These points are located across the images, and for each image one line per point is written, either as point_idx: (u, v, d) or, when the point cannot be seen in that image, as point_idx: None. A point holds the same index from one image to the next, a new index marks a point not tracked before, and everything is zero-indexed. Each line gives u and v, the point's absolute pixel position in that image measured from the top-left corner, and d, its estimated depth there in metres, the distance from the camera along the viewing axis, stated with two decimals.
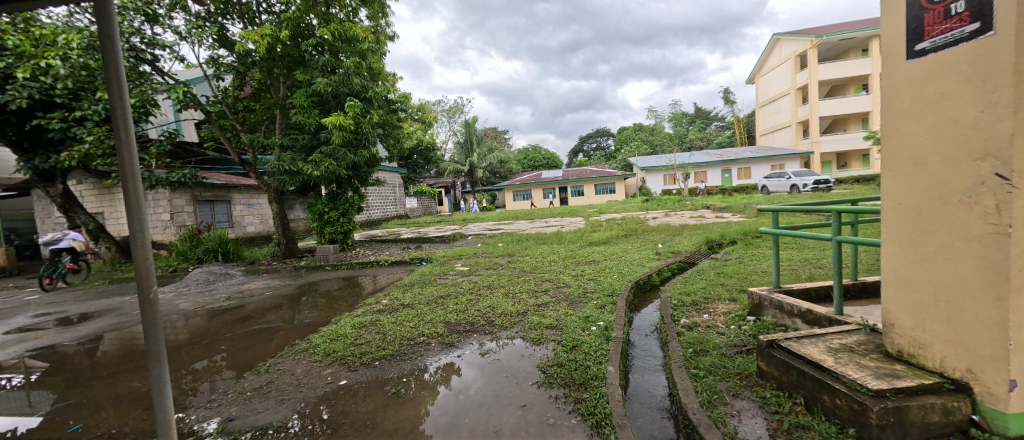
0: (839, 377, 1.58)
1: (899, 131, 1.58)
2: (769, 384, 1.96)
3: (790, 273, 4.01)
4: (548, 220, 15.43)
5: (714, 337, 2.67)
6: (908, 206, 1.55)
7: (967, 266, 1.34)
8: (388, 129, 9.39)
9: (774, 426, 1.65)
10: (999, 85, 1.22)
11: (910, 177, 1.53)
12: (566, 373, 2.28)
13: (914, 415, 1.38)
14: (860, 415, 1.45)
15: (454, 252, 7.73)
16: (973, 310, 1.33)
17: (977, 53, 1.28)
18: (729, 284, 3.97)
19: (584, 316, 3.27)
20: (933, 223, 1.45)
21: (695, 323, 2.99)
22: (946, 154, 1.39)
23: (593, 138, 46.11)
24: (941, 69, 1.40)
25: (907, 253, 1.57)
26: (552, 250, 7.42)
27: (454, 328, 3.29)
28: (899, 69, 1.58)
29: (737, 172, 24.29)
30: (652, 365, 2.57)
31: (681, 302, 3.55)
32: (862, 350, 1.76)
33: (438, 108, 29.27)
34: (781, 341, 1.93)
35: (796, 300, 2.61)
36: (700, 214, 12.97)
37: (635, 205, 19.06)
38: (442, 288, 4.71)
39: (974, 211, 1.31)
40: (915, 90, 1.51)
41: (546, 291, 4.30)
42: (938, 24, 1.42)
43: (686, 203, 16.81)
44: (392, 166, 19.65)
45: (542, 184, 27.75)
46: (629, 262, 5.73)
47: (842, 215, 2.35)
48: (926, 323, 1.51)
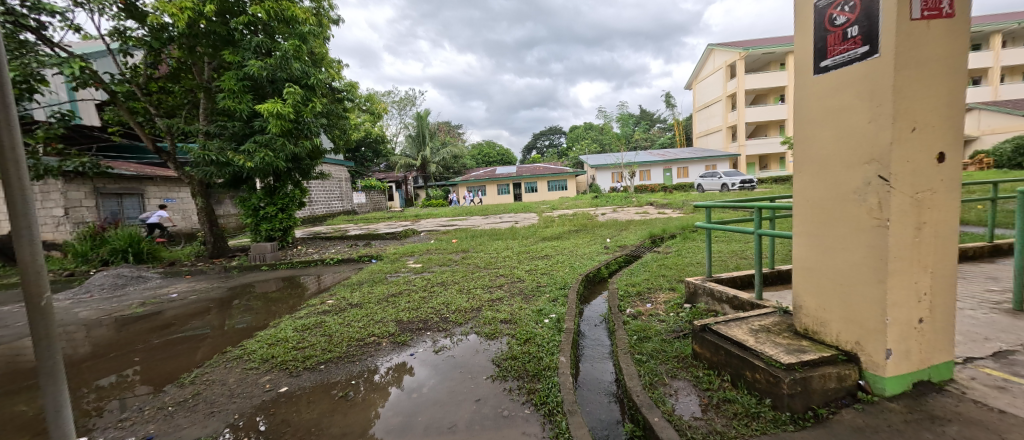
0: (759, 354, 1.77)
1: (809, 137, 1.80)
2: (702, 365, 2.15)
3: (721, 264, 4.43)
4: (502, 216, 15.49)
5: (656, 324, 2.87)
6: (815, 202, 1.78)
7: (858, 254, 1.57)
8: (332, 119, 8.89)
9: (706, 402, 1.82)
10: (881, 99, 1.45)
11: (817, 177, 1.76)
12: (520, 365, 2.33)
13: (817, 384, 1.60)
14: (774, 387, 1.64)
15: (407, 249, 7.54)
16: (861, 291, 1.57)
17: (865, 71, 1.50)
18: (669, 275, 4.29)
19: (537, 309, 3.36)
20: (834, 218, 1.68)
21: (639, 312, 3.21)
22: (844, 158, 1.62)
23: (546, 135, 46.96)
24: (840, 83, 1.62)
25: (813, 244, 1.80)
26: (506, 246, 7.48)
27: (406, 326, 3.21)
28: (807, 82, 1.80)
29: (677, 172, 26.10)
30: (601, 353, 2.72)
31: (627, 293, 3.78)
32: (777, 329, 1.99)
33: (387, 99, 28.06)
34: (712, 325, 2.12)
35: (724, 288, 2.90)
36: (644, 210, 13.80)
37: (586, 202, 19.73)
38: (393, 286, 4.56)
39: (862, 208, 1.55)
40: (821, 100, 1.72)
41: (501, 286, 4.33)
42: (838, 44, 1.62)
43: (632, 200, 17.74)
44: (338, 159, 18.53)
45: (496, 180, 27.85)
46: (580, 256, 5.96)
47: (762, 211, 2.62)
48: (826, 304, 1.75)
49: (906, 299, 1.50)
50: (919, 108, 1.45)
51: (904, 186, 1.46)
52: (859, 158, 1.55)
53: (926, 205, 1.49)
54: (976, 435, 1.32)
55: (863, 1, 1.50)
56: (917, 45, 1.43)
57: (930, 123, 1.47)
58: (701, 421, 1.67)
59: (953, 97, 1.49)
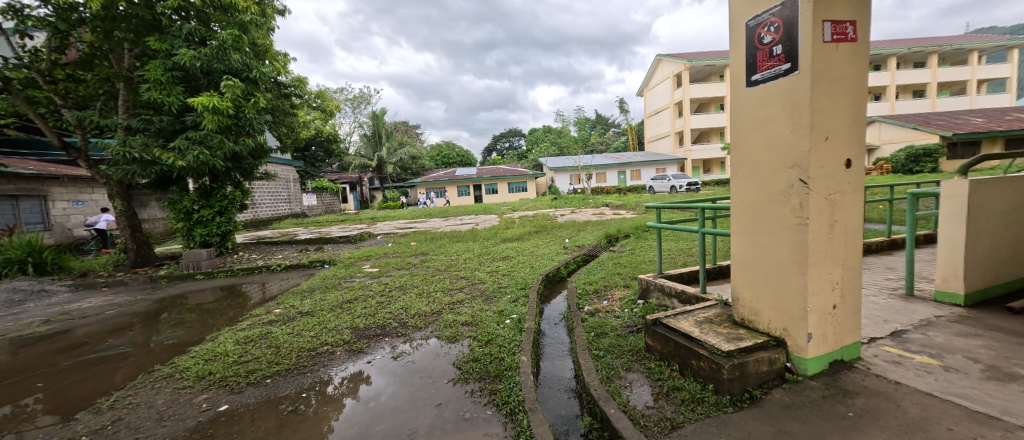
0: (703, 344, 1.91)
1: (743, 143, 1.99)
2: (653, 357, 2.27)
3: (671, 261, 4.72)
4: (463, 218, 15.34)
5: (612, 320, 3.01)
6: (748, 203, 1.97)
7: (784, 250, 1.77)
8: (278, 116, 8.34)
9: (656, 391, 1.94)
10: (800, 112, 1.64)
11: (749, 180, 1.95)
12: (481, 367, 2.34)
13: (752, 368, 1.76)
14: (716, 373, 1.78)
15: (362, 253, 7.25)
16: (787, 282, 1.77)
17: (787, 86, 1.69)
18: (623, 273, 4.51)
19: (498, 310, 3.38)
20: (764, 216, 1.87)
21: (596, 309, 3.34)
22: (771, 163, 1.81)
23: (506, 137, 47.22)
24: (767, 96, 1.80)
25: (747, 241, 1.99)
26: (466, 248, 7.43)
27: (362, 333, 3.09)
28: (741, 94, 1.98)
29: (631, 174, 27.34)
30: (561, 351, 2.79)
31: (585, 291, 3.92)
32: (718, 320, 2.16)
33: (340, 97, 26.78)
34: (663, 319, 2.26)
35: (673, 283, 3.09)
36: (600, 211, 14.33)
37: (546, 203, 20.07)
38: (348, 292, 4.37)
39: (786, 208, 1.74)
40: (752, 111, 1.90)
41: (462, 289, 4.30)
42: (765, 61, 1.80)
43: (589, 202, 18.32)
44: (285, 158, 17.41)
45: (456, 181, 27.55)
46: (540, 256, 6.08)
47: (706, 212, 2.83)
48: (759, 295, 1.94)
49: (823, 288, 1.71)
50: (831, 120, 1.66)
51: (820, 188, 1.66)
52: (783, 163, 1.75)
53: (837, 205, 1.71)
54: (877, 405, 1.54)
55: (786, 23, 1.69)
56: (829, 64, 1.63)
57: (839, 133, 1.69)
58: (653, 409, 1.77)
59: (856, 111, 1.71)
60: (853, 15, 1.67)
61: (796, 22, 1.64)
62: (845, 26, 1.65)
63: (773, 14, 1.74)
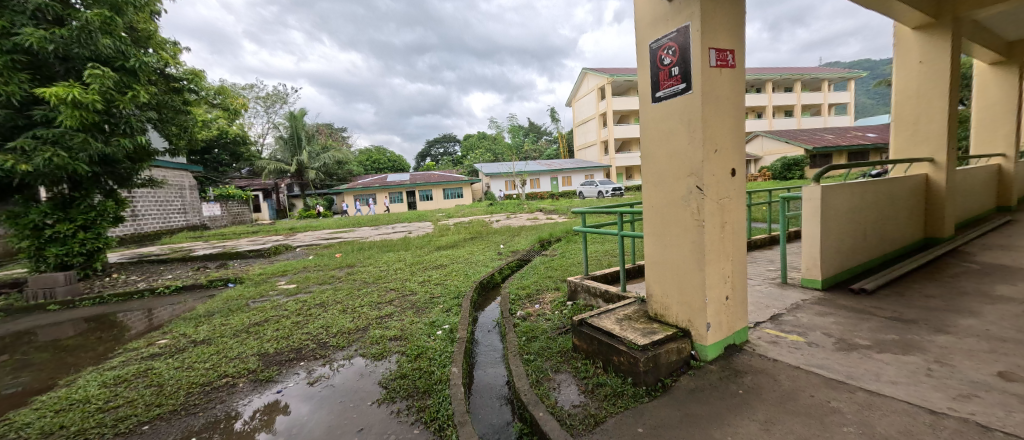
0: (623, 340, 2.04)
1: (651, 153, 2.18)
2: (580, 356, 2.37)
3: (597, 262, 5.01)
4: (395, 226, 14.64)
5: (543, 323, 3.08)
6: (656, 207, 2.17)
7: (686, 249, 1.99)
8: (167, 113, 7.20)
9: (582, 389, 2.02)
10: (695, 126, 1.86)
11: (656, 187, 2.15)
12: (409, 383, 2.23)
13: (664, 358, 1.92)
14: (634, 367, 1.91)
15: (276, 269, 6.51)
16: (690, 278, 1.99)
17: (684, 103, 1.90)
18: (554, 276, 4.67)
19: (429, 321, 3.27)
20: (669, 219, 2.08)
21: (528, 313, 3.41)
22: (674, 171, 2.01)
23: (440, 143, 46.37)
24: (668, 111, 2.01)
25: (656, 242, 2.19)
26: (397, 258, 7.08)
27: (272, 359, 2.77)
28: (648, 108, 2.17)
29: (563, 180, 28.55)
30: (494, 358, 2.78)
31: (518, 296, 3.98)
32: (636, 316, 2.33)
33: (249, 94, 23.96)
34: (588, 319, 2.36)
35: (598, 283, 3.28)
36: (534, 216, 14.74)
37: (482, 209, 20.05)
38: (257, 313, 3.88)
39: (687, 211, 1.96)
40: (657, 123, 2.10)
41: (391, 302, 4.07)
42: (666, 80, 2.00)
43: (524, 207, 18.70)
44: (178, 162, 15.04)
45: (387, 187, 26.25)
46: (474, 263, 6.03)
47: (624, 216, 3.07)
48: (668, 290, 2.15)
49: (717, 282, 1.96)
50: (718, 134, 1.90)
51: (713, 194, 1.89)
52: (683, 172, 1.96)
53: (727, 208, 1.96)
54: (760, 381, 1.78)
55: (681, 48, 1.90)
56: (715, 86, 1.87)
57: (725, 146, 1.95)
58: (579, 407, 1.84)
59: (737, 127, 2.00)
60: (733, 45, 1.95)
61: (689, 47, 1.85)
62: (726, 54, 1.92)
63: (671, 39, 1.95)
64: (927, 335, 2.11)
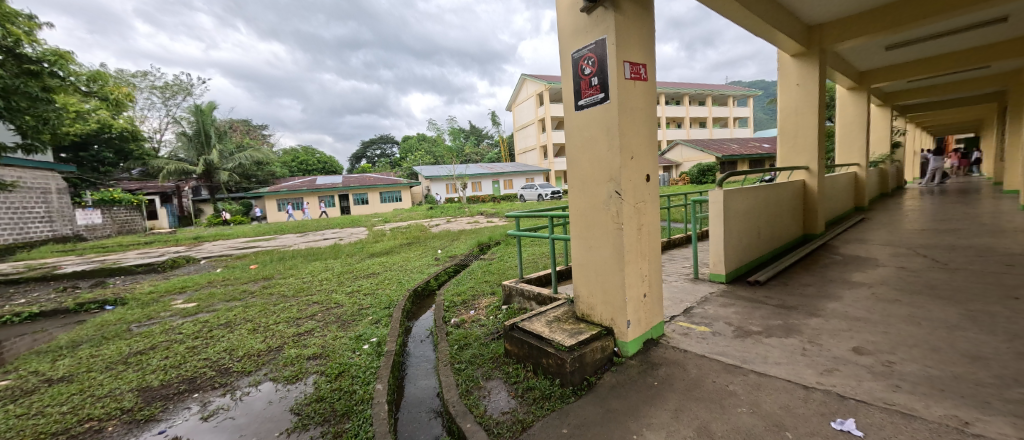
0: (551, 342, 2.08)
1: (575, 159, 2.26)
2: (512, 360, 2.37)
3: (533, 265, 5.10)
4: (324, 233, 13.57)
5: (476, 329, 3.04)
6: (581, 212, 2.25)
7: (608, 250, 2.09)
8: (20, 100, 5.89)
9: (512, 394, 2.01)
10: (613, 134, 1.96)
11: (580, 192, 2.23)
12: (326, 407, 2.05)
13: (589, 357, 1.99)
14: (561, 368, 1.95)
15: (172, 286, 5.62)
16: (611, 278, 2.09)
17: (603, 112, 2.00)
18: (491, 280, 4.66)
19: (355, 335, 3.05)
20: (592, 223, 2.17)
21: (462, 320, 3.34)
22: (595, 177, 2.11)
23: (375, 144, 44.18)
24: (589, 119, 2.10)
25: (581, 245, 2.28)
26: (324, 267, 6.53)
27: (157, 394, 2.37)
28: (571, 115, 2.25)
29: (504, 183, 28.72)
30: (425, 369, 2.67)
31: (453, 303, 3.89)
32: (565, 317, 2.39)
33: (141, 83, 20.65)
34: (519, 323, 2.36)
35: (531, 286, 3.33)
36: (475, 219, 14.65)
37: (421, 213, 19.43)
38: (141, 340, 3.30)
39: (608, 214, 2.06)
40: (580, 130, 2.18)
41: (313, 317, 3.71)
42: (587, 89, 2.09)
43: (465, 210, 18.50)
44: (41, 160, 12.39)
45: (316, 190, 24.26)
46: (410, 270, 5.80)
47: (555, 220, 3.18)
48: (592, 291, 2.24)
49: (635, 281, 2.08)
50: (634, 142, 2.03)
51: (630, 198, 2.01)
52: (603, 178, 2.06)
53: (643, 211, 2.10)
54: (673, 371, 1.93)
55: (599, 59, 1.99)
56: (630, 98, 2.00)
57: (640, 153, 2.08)
58: (507, 414, 1.82)
59: (650, 136, 2.15)
60: (645, 59, 2.10)
61: (606, 59, 1.95)
62: (639, 68, 2.05)
63: (590, 50, 2.04)
64: (804, 319, 2.46)
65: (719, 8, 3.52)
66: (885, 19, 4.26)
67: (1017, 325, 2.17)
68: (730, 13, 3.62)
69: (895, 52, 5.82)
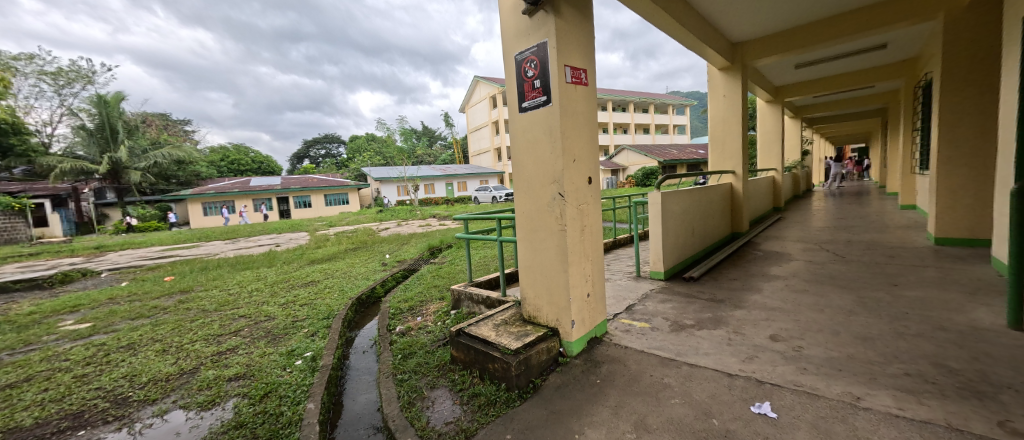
0: (496, 346, 2.04)
1: (519, 160, 2.25)
2: (458, 367, 2.30)
3: (484, 268, 5.05)
4: (259, 239, 12.44)
5: (422, 336, 2.93)
6: (526, 213, 2.24)
7: (552, 252, 2.11)
8: None
9: (457, 403, 1.95)
10: (555, 136, 1.98)
11: (525, 193, 2.23)
12: (246, 433, 1.84)
13: (534, 359, 1.98)
14: (507, 372, 1.92)
15: (61, 304, 4.79)
16: (556, 279, 2.11)
17: (545, 114, 2.01)
18: (440, 284, 4.53)
19: (286, 351, 2.80)
20: (537, 225, 2.18)
21: (408, 328, 3.20)
22: (539, 179, 2.11)
23: (319, 143, 41.54)
24: (533, 121, 2.10)
25: (527, 247, 2.27)
26: (256, 277, 5.95)
27: (29, 436, 1.98)
28: (515, 116, 2.24)
29: (458, 185, 28.24)
30: (365, 382, 2.52)
31: (399, 310, 3.73)
32: (512, 320, 2.37)
33: (26, 67, 17.61)
34: (465, 328, 2.30)
35: (479, 290, 3.28)
36: (427, 222, 14.28)
37: (370, 216, 18.53)
38: (13, 372, 2.76)
39: (551, 216, 2.08)
40: (524, 132, 2.17)
41: (238, 332, 3.35)
42: (530, 91, 2.09)
43: (417, 213, 17.96)
44: None
45: (249, 193, 22.17)
46: (354, 277, 5.48)
47: (503, 222, 3.17)
48: (538, 292, 2.25)
49: (579, 281, 2.12)
50: (576, 144, 2.07)
51: (572, 200, 2.04)
52: (547, 180, 2.07)
53: (585, 213, 2.15)
54: (614, 368, 1.99)
55: (541, 62, 2.00)
56: (571, 102, 2.03)
57: (582, 156, 2.13)
58: (451, 424, 1.76)
59: (592, 139, 2.21)
60: (586, 65, 2.15)
61: (548, 62, 1.97)
62: (580, 72, 2.10)
63: (532, 53, 2.05)
64: (730, 311, 2.66)
65: (654, 21, 3.74)
66: (794, 40, 4.79)
67: (897, 308, 2.52)
68: (665, 25, 3.86)
69: (803, 70, 6.58)
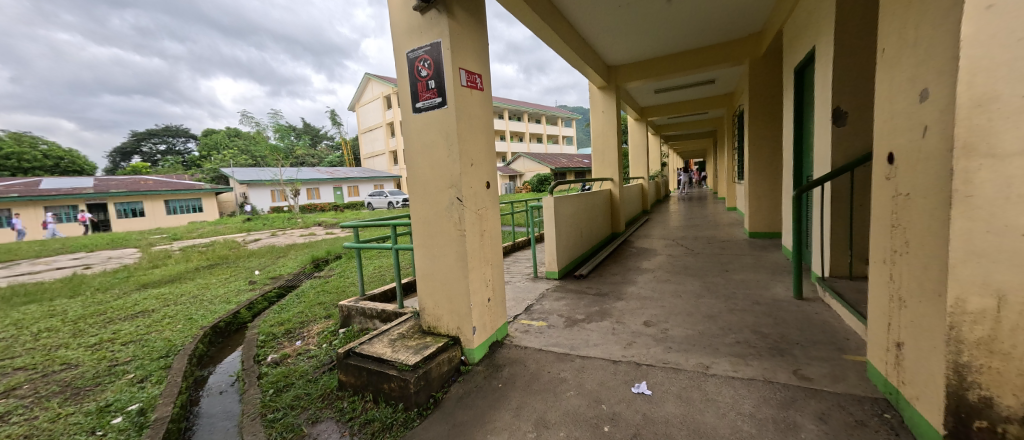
0: (393, 363, 1.88)
1: (415, 163, 2.12)
2: (347, 393, 2.04)
3: (378, 279, 4.67)
4: (59, 259, 9.30)
5: (302, 364, 2.54)
6: (423, 219, 2.12)
7: (452, 259, 2.04)
8: None
9: (346, 435, 1.72)
10: (452, 140, 1.93)
11: (421, 198, 2.11)
12: None
13: (435, 372, 1.88)
14: (404, 391, 1.78)
15: None
16: (456, 286, 2.05)
17: (441, 116, 1.95)
18: (326, 301, 4.02)
19: (96, 408, 2.11)
20: (436, 231, 2.08)
21: (284, 355, 2.74)
22: (436, 183, 2.03)
23: (156, 137, 33.34)
24: (428, 122, 2.01)
25: (425, 254, 2.15)
26: (50, 311, 4.40)
27: None
28: (409, 117, 2.11)
29: (348, 190, 25.65)
30: (223, 430, 2.05)
31: (272, 335, 3.17)
32: (410, 333, 2.22)
33: None
34: (355, 348, 2.06)
35: (372, 303, 3.01)
36: (311, 231, 12.66)
37: (234, 226, 15.54)
38: None
39: (450, 221, 2.01)
40: (419, 133, 2.06)
41: (12, 393, 2.41)
42: (424, 92, 2.00)
43: (297, 221, 15.75)
44: None
45: (40, 198, 16.40)
46: (209, 300, 4.49)
47: (398, 229, 2.97)
48: (438, 302, 2.15)
49: (479, 286, 2.10)
50: (473, 149, 2.05)
51: (470, 205, 2.01)
52: (444, 184, 2.01)
53: (484, 217, 2.15)
54: (515, 370, 2.01)
55: (435, 62, 1.93)
56: (467, 105, 2.01)
57: (480, 160, 2.12)
58: None
59: (488, 144, 2.22)
60: (480, 70, 2.16)
61: (442, 63, 1.91)
62: (475, 77, 2.10)
63: (425, 52, 1.97)
64: (613, 303, 2.97)
65: (543, 37, 3.99)
66: (654, 69, 5.68)
67: (730, 289, 3.15)
68: (553, 42, 4.17)
69: (661, 95, 7.84)
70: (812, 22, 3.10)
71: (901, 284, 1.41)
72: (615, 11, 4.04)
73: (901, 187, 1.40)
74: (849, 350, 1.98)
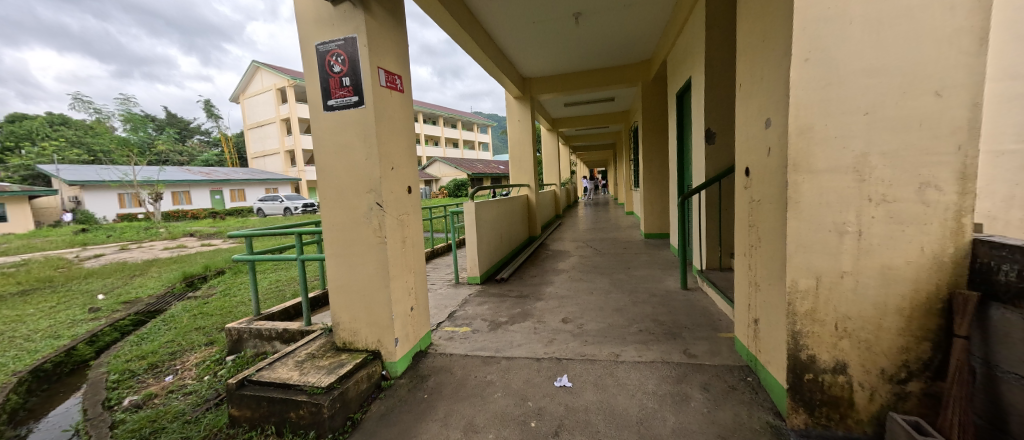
0: (301, 388, 1.69)
1: (327, 165, 1.96)
2: (241, 430, 1.76)
3: (276, 295, 4.12)
4: None
5: (176, 403, 2.12)
6: (337, 227, 1.96)
7: (371, 267, 1.93)
8: None
9: None
10: (370, 142, 1.83)
11: (335, 204, 1.95)
12: None
13: (352, 392, 1.74)
14: (316, 416, 1.61)
15: None
16: (376, 296, 1.94)
17: (357, 115, 1.84)
18: (207, 325, 3.41)
19: None
20: (352, 238, 1.94)
21: (149, 396, 2.26)
22: (353, 187, 1.90)
23: None
24: (342, 121, 1.88)
25: (339, 264, 1.99)
26: None
27: None
28: (319, 115, 1.94)
29: (229, 193, 22.17)
30: None
31: (129, 373, 2.58)
32: (321, 353, 2.02)
33: None
34: (253, 377, 1.80)
35: (272, 323, 2.65)
36: (181, 243, 10.56)
37: (61, 239, 12.14)
38: None
39: (369, 227, 1.90)
40: (332, 133, 1.91)
41: None
42: (337, 89, 1.87)
43: (159, 232, 12.96)
44: None
45: None
46: (26, 337, 3.44)
47: (304, 237, 2.68)
48: (355, 315, 2.01)
49: (401, 295, 2.02)
50: (393, 151, 1.98)
51: (391, 210, 1.93)
52: (361, 189, 1.89)
53: (406, 223, 2.08)
54: (440, 378, 1.98)
55: (350, 58, 1.82)
56: (386, 106, 1.93)
57: (400, 164, 2.05)
58: None
59: (408, 147, 2.16)
60: (400, 72, 2.10)
61: (357, 60, 1.81)
62: (394, 78, 2.03)
63: (338, 46, 1.84)
64: (534, 304, 3.11)
65: (460, 43, 4.02)
66: (564, 83, 6.13)
67: (632, 284, 3.55)
68: (470, 49, 4.21)
69: (570, 108, 8.48)
70: (688, 55, 3.69)
71: (756, 272, 1.77)
72: (529, 27, 4.27)
73: (754, 195, 1.75)
74: (722, 329, 2.40)
